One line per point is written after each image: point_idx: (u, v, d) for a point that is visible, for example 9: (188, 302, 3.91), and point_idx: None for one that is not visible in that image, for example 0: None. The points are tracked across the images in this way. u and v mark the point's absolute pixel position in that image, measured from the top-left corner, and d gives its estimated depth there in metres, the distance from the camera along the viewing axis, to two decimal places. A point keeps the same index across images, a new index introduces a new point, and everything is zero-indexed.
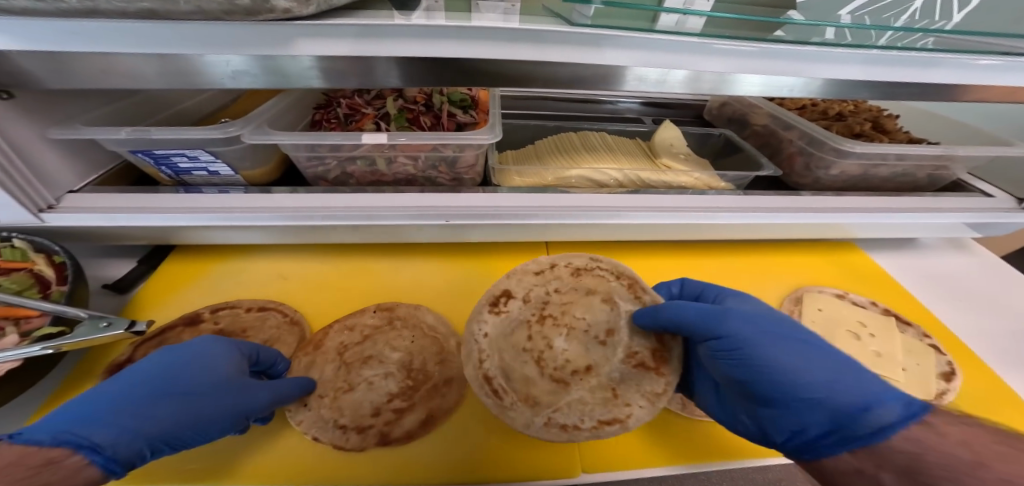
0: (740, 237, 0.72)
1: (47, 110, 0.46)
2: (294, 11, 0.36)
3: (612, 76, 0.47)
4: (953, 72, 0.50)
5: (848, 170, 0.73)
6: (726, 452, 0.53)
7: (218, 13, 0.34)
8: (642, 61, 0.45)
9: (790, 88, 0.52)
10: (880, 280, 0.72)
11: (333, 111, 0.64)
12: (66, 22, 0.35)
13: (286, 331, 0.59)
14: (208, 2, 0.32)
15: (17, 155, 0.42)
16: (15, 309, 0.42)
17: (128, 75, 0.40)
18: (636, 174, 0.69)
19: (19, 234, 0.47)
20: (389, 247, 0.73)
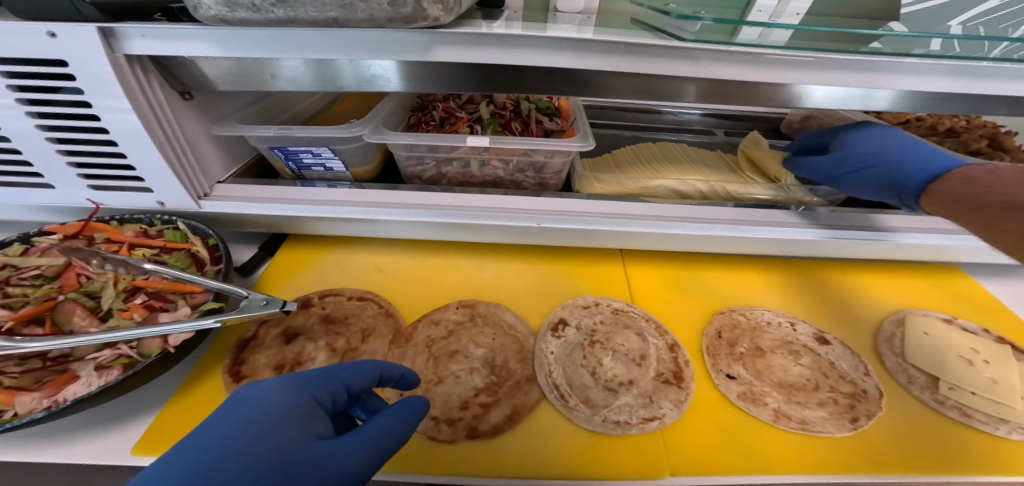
0: (835, 255, 0.69)
1: (212, 109, 0.53)
2: (440, 21, 0.38)
3: (708, 89, 0.48)
4: None
5: None
6: (841, 466, 0.48)
7: (384, 22, 0.36)
8: (756, 73, 0.45)
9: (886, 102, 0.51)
10: (989, 307, 0.66)
11: (430, 113, 0.68)
12: (251, 32, 0.38)
13: (382, 321, 0.62)
14: (379, 10, 0.35)
15: (190, 148, 0.50)
16: (183, 285, 0.50)
17: (286, 80, 0.45)
18: (724, 186, 0.69)
19: (182, 218, 0.55)
20: (470, 247, 0.77)
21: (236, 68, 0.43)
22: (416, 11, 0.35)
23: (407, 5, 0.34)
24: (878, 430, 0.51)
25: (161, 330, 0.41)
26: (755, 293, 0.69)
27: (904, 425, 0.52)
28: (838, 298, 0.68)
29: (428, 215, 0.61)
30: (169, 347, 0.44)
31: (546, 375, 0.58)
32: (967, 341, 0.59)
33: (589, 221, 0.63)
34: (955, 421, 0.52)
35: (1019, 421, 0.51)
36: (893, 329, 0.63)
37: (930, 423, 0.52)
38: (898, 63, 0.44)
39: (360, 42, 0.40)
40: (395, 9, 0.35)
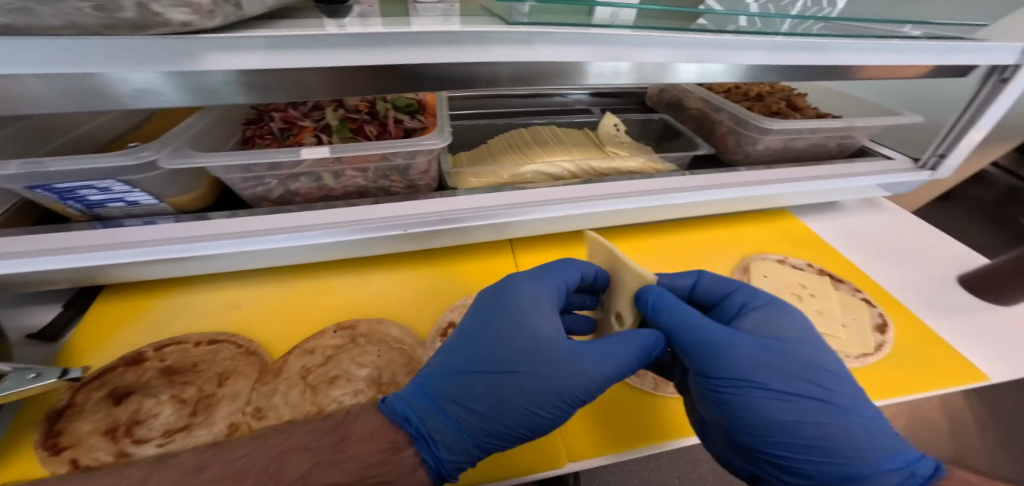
0: (688, 214, 0.78)
1: None
2: (195, 24, 0.31)
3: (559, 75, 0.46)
4: (856, 54, 0.54)
5: (771, 145, 0.80)
6: None
7: (98, 29, 0.29)
8: (593, 56, 0.44)
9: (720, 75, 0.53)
10: (811, 242, 0.78)
11: (265, 125, 0.58)
12: None
13: (243, 361, 0.54)
14: (80, 16, 0.27)
15: None
16: None
17: None
18: (588, 164, 0.73)
19: None
20: (346, 263, 0.69)
21: None
22: (144, 16, 0.28)
23: (123, 9, 0.28)
24: None
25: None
26: (633, 261, 0.74)
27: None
28: (699, 253, 0.76)
29: (270, 241, 0.53)
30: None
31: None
32: (796, 278, 0.70)
33: (466, 220, 0.60)
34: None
35: (844, 349, 0.58)
36: (740, 276, 0.72)
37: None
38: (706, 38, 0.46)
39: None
40: (106, 13, 0.28)
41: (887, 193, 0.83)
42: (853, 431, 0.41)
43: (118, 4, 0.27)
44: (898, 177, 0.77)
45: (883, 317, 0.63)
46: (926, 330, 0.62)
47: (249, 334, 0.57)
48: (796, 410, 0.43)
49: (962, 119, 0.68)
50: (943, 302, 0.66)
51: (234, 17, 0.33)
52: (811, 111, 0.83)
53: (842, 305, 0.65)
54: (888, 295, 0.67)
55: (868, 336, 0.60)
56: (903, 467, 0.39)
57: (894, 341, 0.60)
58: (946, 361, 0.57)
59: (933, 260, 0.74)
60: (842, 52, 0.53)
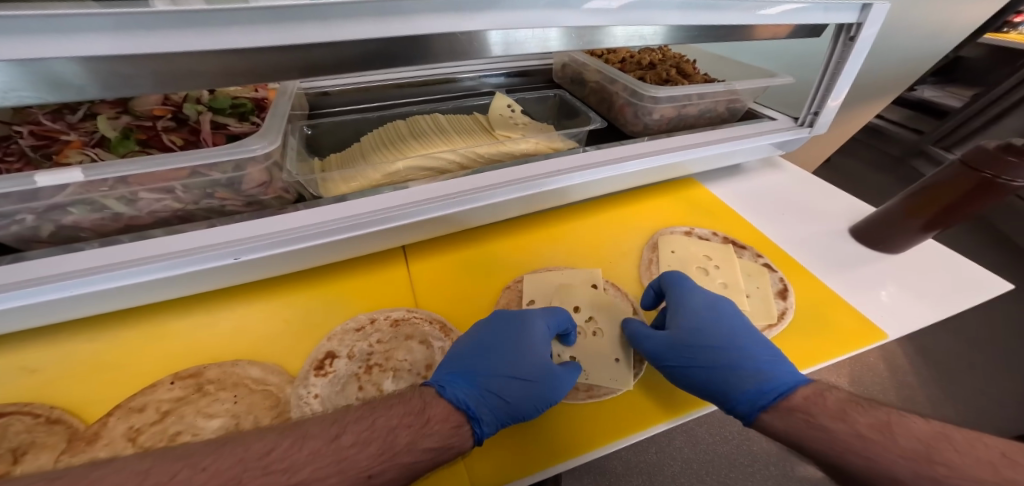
0: (592, 195, 0.73)
1: None
2: None
3: (381, 57, 0.39)
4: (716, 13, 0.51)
5: (666, 113, 0.78)
6: (629, 426, 0.50)
7: None
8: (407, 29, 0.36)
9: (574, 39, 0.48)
10: (719, 210, 0.77)
11: (10, 143, 0.45)
12: None
13: (43, 431, 0.44)
14: None
15: None
16: None
17: None
18: (473, 151, 0.65)
19: None
20: (196, 299, 0.57)
21: None
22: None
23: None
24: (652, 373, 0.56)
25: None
26: (540, 251, 0.68)
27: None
28: (607, 234, 0.72)
29: (39, 293, 0.40)
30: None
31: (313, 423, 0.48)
32: (703, 250, 0.68)
33: (319, 232, 0.51)
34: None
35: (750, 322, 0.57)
36: (650, 254, 0.68)
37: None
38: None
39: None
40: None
41: (781, 151, 0.84)
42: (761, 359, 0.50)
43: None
44: (783, 135, 0.78)
45: (784, 281, 0.62)
46: (826, 288, 0.61)
47: (53, 398, 0.46)
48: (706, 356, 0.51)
49: (824, 76, 0.69)
50: (837, 256, 0.67)
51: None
52: (698, 77, 0.84)
53: (745, 274, 0.64)
54: (790, 258, 0.66)
55: (771, 303, 0.59)
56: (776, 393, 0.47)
57: (794, 305, 0.59)
58: (846, 319, 0.57)
59: (824, 213, 0.76)
60: (674, 10, 0.49)
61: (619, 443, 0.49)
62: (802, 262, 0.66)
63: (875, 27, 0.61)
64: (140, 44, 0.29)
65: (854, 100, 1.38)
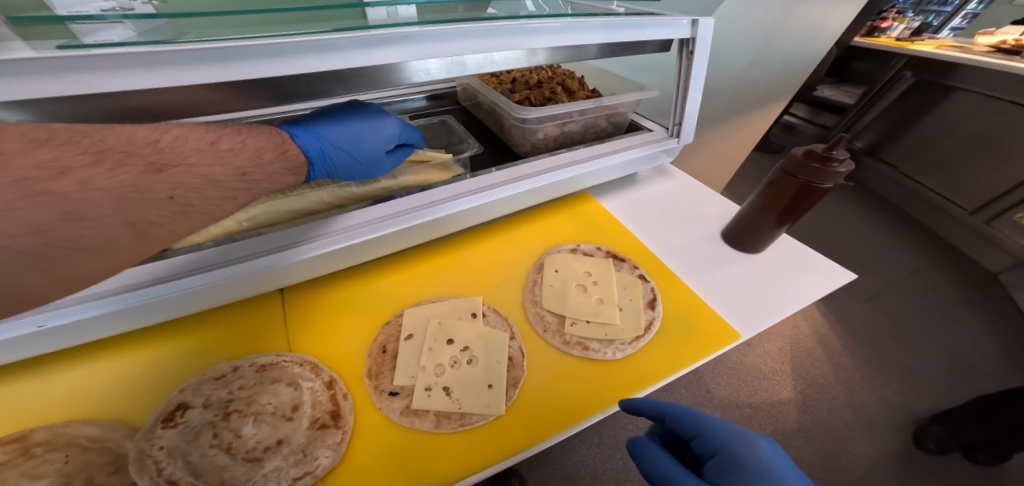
0: (480, 220, 0.74)
1: None
2: None
3: (176, 102, 0.39)
4: (547, 38, 0.54)
5: (549, 131, 0.81)
6: (495, 449, 0.50)
7: None
8: (204, 77, 0.37)
9: (424, 71, 0.50)
10: (606, 223, 0.80)
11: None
12: None
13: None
14: None
15: None
16: None
17: None
18: (346, 186, 0.65)
19: None
20: (34, 360, 0.53)
21: None
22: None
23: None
24: (527, 395, 0.55)
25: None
26: (425, 280, 0.69)
27: (547, 381, 0.56)
28: (496, 259, 0.73)
29: None
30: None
31: (155, 478, 0.45)
32: (585, 267, 0.70)
33: (162, 285, 0.49)
34: (579, 359, 0.58)
35: (619, 337, 0.59)
36: (535, 275, 0.70)
37: (566, 369, 0.57)
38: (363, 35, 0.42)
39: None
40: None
41: (666, 159, 0.88)
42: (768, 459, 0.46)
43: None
44: (655, 146, 0.82)
45: (654, 291, 0.65)
46: (691, 293, 0.65)
47: None
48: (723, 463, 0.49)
49: (680, 92, 0.74)
50: (709, 261, 0.71)
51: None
52: (582, 93, 0.88)
53: (622, 286, 0.66)
54: (664, 267, 0.70)
55: (638, 315, 0.62)
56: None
57: (662, 313, 0.62)
58: (708, 322, 0.60)
59: (704, 217, 0.81)
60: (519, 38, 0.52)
61: (484, 470, 0.49)
62: (677, 270, 0.69)
63: (707, 39, 0.66)
64: None
65: (755, 103, 1.50)
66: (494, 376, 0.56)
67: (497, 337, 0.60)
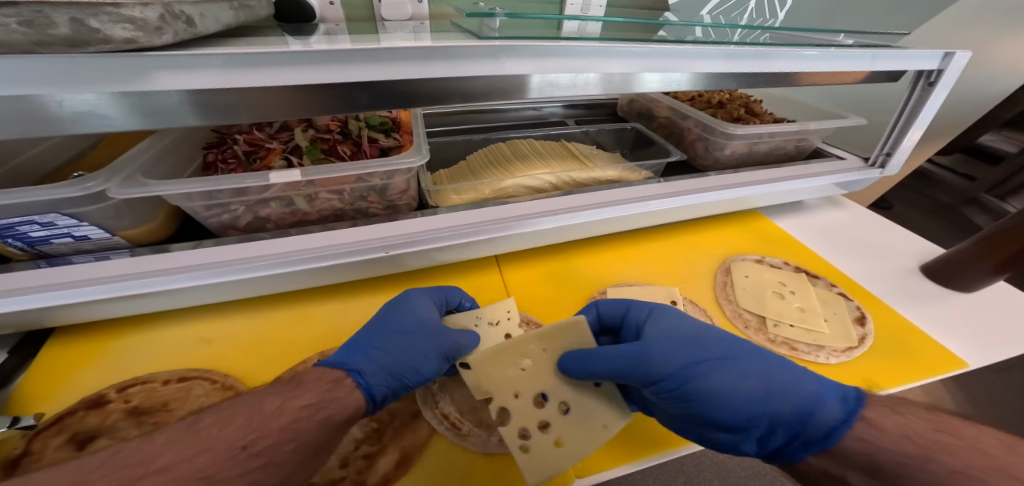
0: (670, 220, 0.79)
1: None
2: (142, 41, 0.32)
3: (524, 85, 0.50)
4: (789, 61, 0.60)
5: (738, 149, 0.84)
6: None
7: (29, 47, 0.29)
8: (558, 67, 0.48)
9: (679, 82, 0.59)
10: (785, 242, 0.82)
11: (229, 148, 0.59)
12: None
13: (218, 396, 0.47)
14: (6, 32, 0.27)
15: None
16: None
17: None
18: (567, 175, 0.74)
19: None
20: (327, 290, 0.63)
21: None
22: (80, 32, 0.29)
23: (56, 25, 0.28)
24: None
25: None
26: (620, 270, 0.74)
27: None
28: (683, 258, 0.77)
29: (256, 269, 0.52)
30: None
31: (434, 409, 0.52)
32: (776, 277, 0.73)
33: (448, 237, 0.60)
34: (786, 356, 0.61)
35: (830, 344, 0.62)
36: (724, 277, 0.73)
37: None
38: (674, 47, 0.53)
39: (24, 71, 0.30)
40: (36, 30, 0.27)
41: (845, 191, 0.87)
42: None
43: (51, 21, 0.27)
44: (854, 175, 0.82)
45: (860, 310, 0.68)
46: (902, 320, 0.67)
47: (225, 369, 0.50)
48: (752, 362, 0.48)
49: (899, 119, 0.75)
50: (907, 293, 0.72)
51: (185, 35, 0.35)
52: (767, 116, 0.91)
53: (822, 301, 0.69)
54: (862, 288, 0.73)
55: (849, 328, 0.64)
56: (837, 394, 0.43)
57: (873, 331, 0.64)
58: (926, 348, 0.62)
59: (887, 250, 0.82)
60: (718, 60, 0.57)
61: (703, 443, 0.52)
62: (874, 294, 0.72)
63: (955, 72, 0.66)
64: (397, 72, 0.42)
65: None
66: None
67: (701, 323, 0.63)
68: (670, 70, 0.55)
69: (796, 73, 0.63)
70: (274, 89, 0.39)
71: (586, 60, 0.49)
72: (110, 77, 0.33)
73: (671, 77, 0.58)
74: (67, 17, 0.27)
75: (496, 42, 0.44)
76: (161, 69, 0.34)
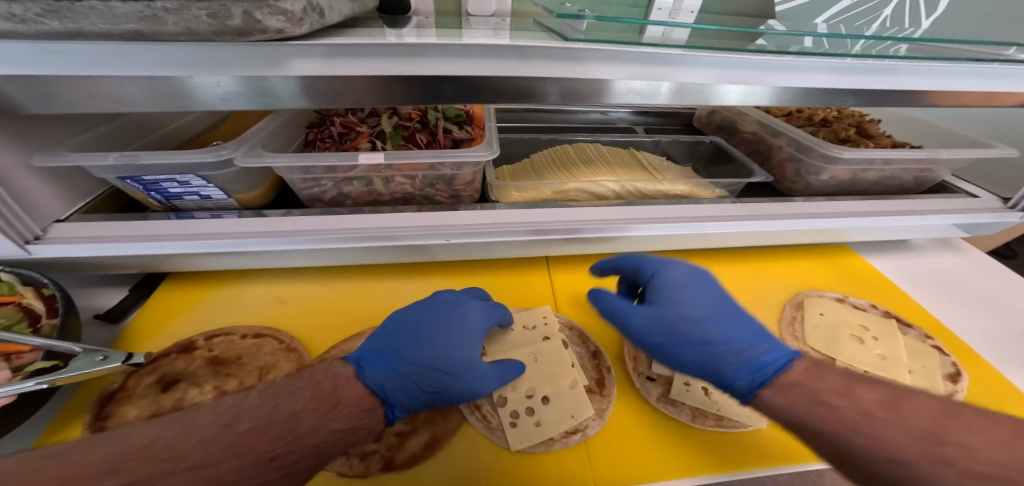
0: (740, 244, 0.72)
1: (77, 184, 0.52)
2: (286, 31, 0.36)
3: (604, 91, 0.49)
4: (917, 78, 0.52)
5: (838, 175, 0.74)
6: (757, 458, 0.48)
7: (208, 34, 0.35)
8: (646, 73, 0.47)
9: (780, 97, 0.55)
10: (877, 284, 0.71)
11: (326, 129, 0.66)
12: (61, 43, 0.35)
13: (283, 357, 0.52)
14: (197, 23, 0.34)
15: (13, 198, 0.44)
16: (5, 345, 0.42)
17: (109, 100, 0.41)
18: (633, 185, 0.71)
19: (53, 284, 0.47)
20: (386, 268, 0.68)
21: (91, 94, 0.40)
22: (247, 23, 0.34)
23: (233, 17, 0.33)
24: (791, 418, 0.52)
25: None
26: None
27: None
28: (751, 286, 0.70)
29: (335, 240, 0.57)
30: None
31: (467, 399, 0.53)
32: (858, 319, 0.64)
33: (504, 233, 0.61)
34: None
35: None
36: (795, 312, 0.65)
37: None
38: (782, 58, 0.49)
39: (196, 56, 0.38)
40: (218, 21, 0.33)
41: (971, 235, 0.74)
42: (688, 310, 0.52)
43: (230, 13, 0.33)
44: (994, 217, 0.68)
45: (957, 367, 0.58)
46: (1010, 388, 0.57)
47: (291, 328, 0.56)
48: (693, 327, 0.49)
49: None
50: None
51: (315, 25, 0.39)
52: (885, 139, 0.80)
53: (909, 351, 0.60)
54: (966, 346, 0.62)
55: (936, 383, 0.56)
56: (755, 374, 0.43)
57: (966, 392, 0.55)
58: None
59: (1017, 311, 0.67)
60: (822, 74, 0.51)
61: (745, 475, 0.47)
62: (981, 356, 0.61)
63: None
64: (491, 69, 0.44)
65: None
66: None
67: None
68: (766, 83, 0.51)
69: (929, 91, 0.54)
70: (374, 78, 0.43)
71: (671, 70, 0.48)
72: (256, 62, 0.39)
73: (772, 90, 0.53)
74: (241, 9, 0.33)
75: (578, 45, 0.44)
76: (293, 58, 0.39)
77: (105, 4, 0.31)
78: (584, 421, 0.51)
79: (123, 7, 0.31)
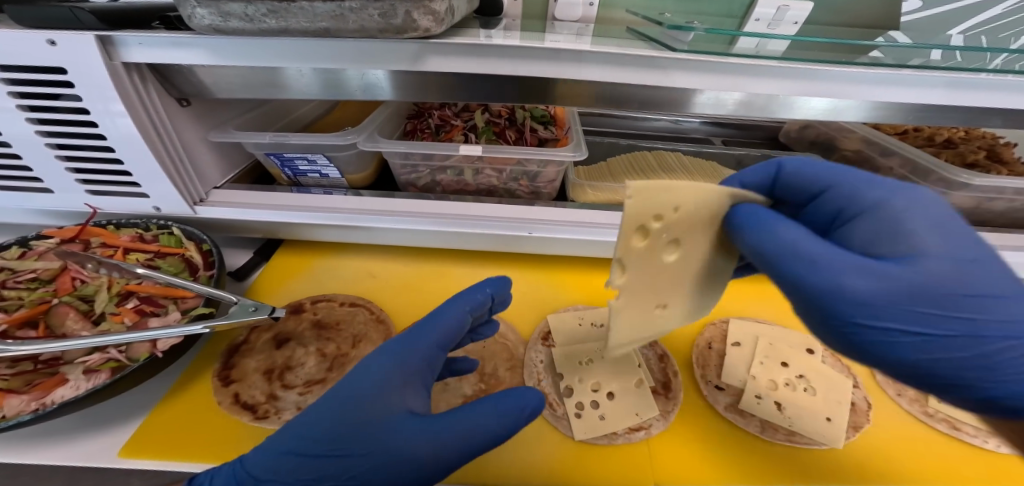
0: None
1: (230, 157, 0.61)
2: (431, 31, 0.42)
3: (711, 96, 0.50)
4: None
5: (957, 203, 0.67)
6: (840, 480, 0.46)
7: (374, 32, 0.40)
8: (759, 85, 0.47)
9: (907, 113, 0.51)
10: None
11: (425, 121, 0.73)
12: (257, 40, 0.41)
13: (373, 326, 0.58)
14: (369, 22, 0.39)
15: (190, 163, 0.53)
16: (176, 289, 0.48)
17: (282, 87, 0.49)
18: None
19: (210, 238, 0.53)
20: (462, 254, 0.73)
21: (265, 80, 0.48)
22: (407, 22, 0.39)
23: (397, 16, 0.38)
24: (865, 442, 0.50)
25: (87, 342, 0.39)
26: (750, 305, 0.68)
27: (898, 442, 0.50)
28: None
29: (433, 223, 0.63)
30: (156, 351, 0.42)
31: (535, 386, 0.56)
32: None
33: (586, 231, 0.64)
34: (945, 435, 0.51)
35: None
36: None
37: (922, 437, 0.50)
38: (922, 74, 0.45)
39: (352, 50, 0.44)
40: (386, 20, 0.38)
41: None
42: (929, 204, 0.34)
43: (395, 12, 0.38)
44: None
45: None
46: None
47: (381, 300, 0.63)
48: (916, 290, 0.30)
49: None
50: None
51: (450, 25, 0.45)
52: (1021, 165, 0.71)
53: None
54: None
55: None
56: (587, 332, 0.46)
57: None
58: None
59: None
60: (936, 89, 0.46)
61: None
62: None
63: None
64: (606, 73, 0.46)
65: None
66: (832, 411, 0.52)
67: (840, 381, 0.55)
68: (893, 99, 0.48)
69: None
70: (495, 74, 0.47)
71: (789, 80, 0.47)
72: (403, 57, 0.44)
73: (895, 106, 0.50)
74: (405, 10, 0.38)
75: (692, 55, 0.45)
76: (433, 55, 0.44)
77: (310, 5, 0.37)
78: (646, 420, 0.52)
79: (322, 7, 0.37)
